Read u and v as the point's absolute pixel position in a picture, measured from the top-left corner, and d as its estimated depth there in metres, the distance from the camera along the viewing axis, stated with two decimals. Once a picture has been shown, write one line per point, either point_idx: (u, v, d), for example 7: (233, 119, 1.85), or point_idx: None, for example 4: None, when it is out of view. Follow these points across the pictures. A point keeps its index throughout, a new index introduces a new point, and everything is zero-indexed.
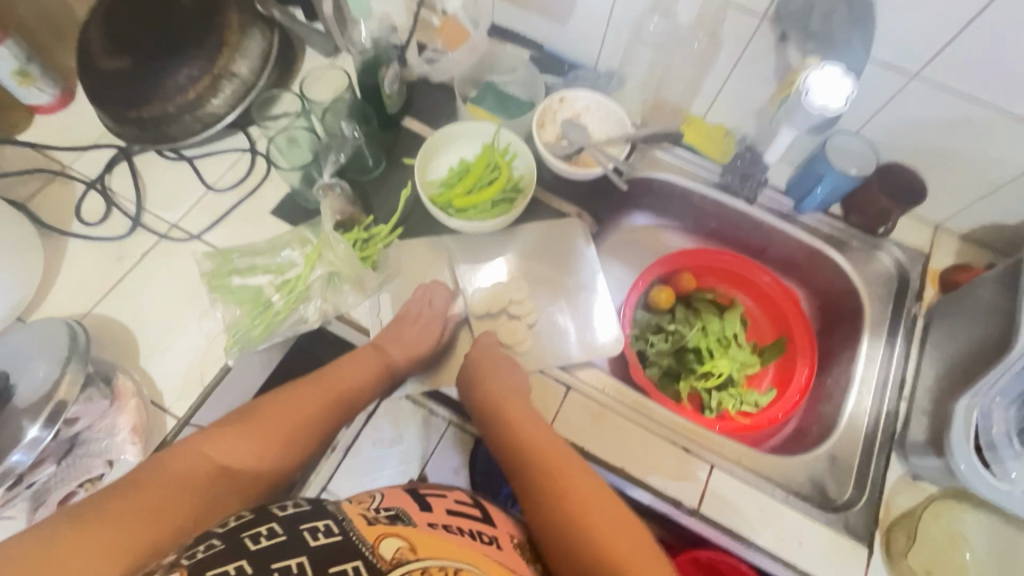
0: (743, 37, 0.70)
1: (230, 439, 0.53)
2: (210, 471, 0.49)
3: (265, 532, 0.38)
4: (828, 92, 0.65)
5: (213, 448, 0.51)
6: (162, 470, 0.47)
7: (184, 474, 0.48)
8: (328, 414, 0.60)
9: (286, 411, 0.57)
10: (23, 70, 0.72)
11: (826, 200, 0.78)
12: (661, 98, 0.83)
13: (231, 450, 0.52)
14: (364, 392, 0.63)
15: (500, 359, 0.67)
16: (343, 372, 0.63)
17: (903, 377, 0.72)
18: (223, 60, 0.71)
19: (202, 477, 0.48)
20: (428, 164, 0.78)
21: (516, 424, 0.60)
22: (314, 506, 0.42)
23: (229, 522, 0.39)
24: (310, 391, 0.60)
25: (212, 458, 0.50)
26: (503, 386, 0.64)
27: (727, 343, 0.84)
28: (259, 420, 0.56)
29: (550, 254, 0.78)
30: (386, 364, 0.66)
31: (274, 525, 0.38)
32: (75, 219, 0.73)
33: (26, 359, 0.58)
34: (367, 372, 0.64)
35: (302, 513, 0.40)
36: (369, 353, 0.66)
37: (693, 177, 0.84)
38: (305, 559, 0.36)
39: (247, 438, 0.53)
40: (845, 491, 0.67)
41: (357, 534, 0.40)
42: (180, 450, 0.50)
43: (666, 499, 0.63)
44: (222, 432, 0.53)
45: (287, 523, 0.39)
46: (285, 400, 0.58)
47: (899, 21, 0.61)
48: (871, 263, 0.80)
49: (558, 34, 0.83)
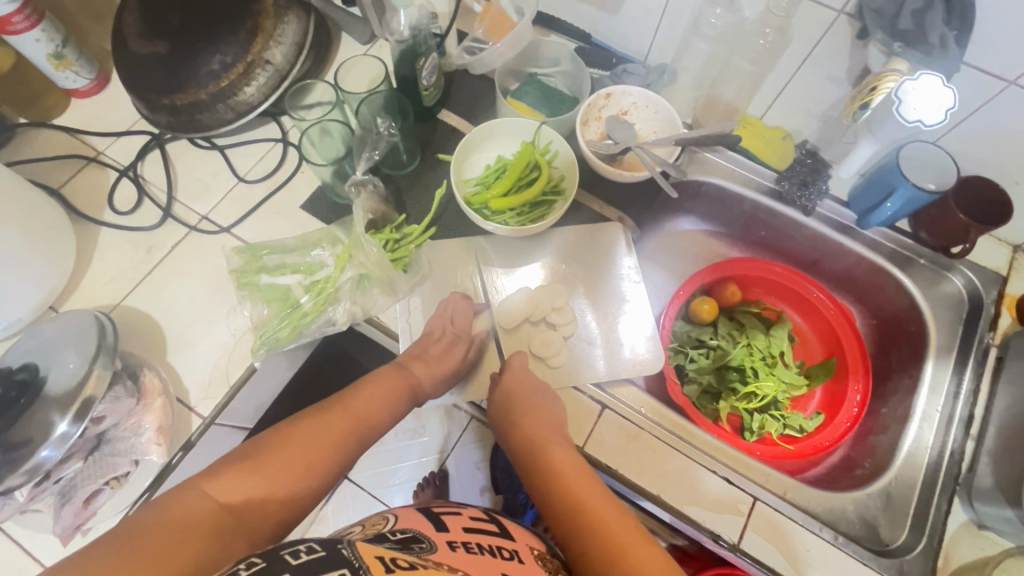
0: (815, 33, 0.64)
1: (238, 477, 0.46)
2: (215, 515, 0.43)
3: (303, 549, 0.36)
4: (925, 104, 0.58)
5: (219, 487, 0.45)
6: (174, 500, 0.43)
7: (187, 517, 0.41)
8: (342, 444, 0.54)
9: (299, 447, 0.51)
10: (59, 52, 0.70)
11: (895, 215, 0.71)
12: (716, 95, 0.77)
13: (238, 489, 0.46)
14: (383, 419, 0.58)
15: (540, 395, 0.62)
16: (362, 399, 0.58)
17: (971, 414, 0.66)
18: (256, 45, 0.67)
19: (206, 519, 0.42)
20: (464, 163, 0.75)
21: (558, 466, 0.56)
22: (330, 551, 0.36)
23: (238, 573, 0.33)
24: (325, 420, 0.54)
25: (218, 499, 0.44)
26: (543, 422, 0.60)
27: (773, 362, 0.79)
28: (280, 441, 0.51)
29: (588, 260, 0.74)
30: (409, 383, 0.61)
31: (312, 543, 0.36)
32: (108, 208, 0.71)
33: (55, 351, 0.57)
34: (386, 394, 0.59)
35: (318, 562, 0.35)
36: (390, 372, 0.61)
37: (745, 182, 0.78)
38: (348, 572, 0.34)
39: (266, 461, 0.49)
40: (899, 534, 0.62)
41: (388, 556, 0.39)
42: (185, 489, 0.44)
43: (704, 531, 0.59)
44: (229, 469, 0.47)
45: (323, 541, 0.37)
46: (299, 432, 0.52)
47: (1001, 20, 0.55)
48: (940, 285, 0.73)
49: (609, 25, 0.79)
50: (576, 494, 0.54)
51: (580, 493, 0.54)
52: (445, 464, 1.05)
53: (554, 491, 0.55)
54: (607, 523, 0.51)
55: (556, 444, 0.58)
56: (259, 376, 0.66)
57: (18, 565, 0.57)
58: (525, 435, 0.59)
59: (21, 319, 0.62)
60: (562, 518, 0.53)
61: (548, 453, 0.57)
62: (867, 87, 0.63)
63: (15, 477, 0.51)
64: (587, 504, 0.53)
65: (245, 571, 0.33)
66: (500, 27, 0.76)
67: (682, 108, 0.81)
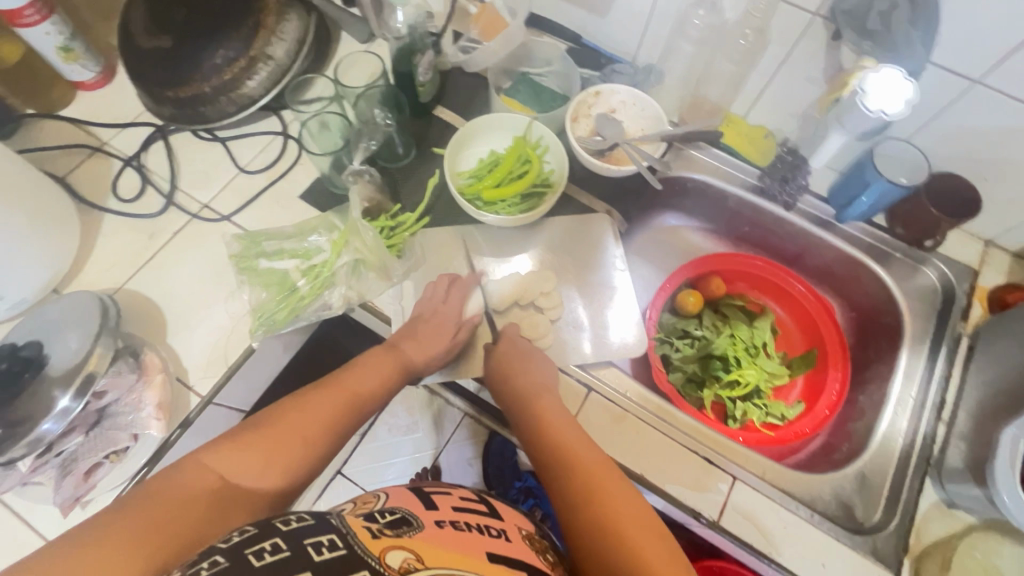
0: (792, 34, 0.68)
1: (234, 451, 0.48)
2: (212, 488, 0.45)
3: (293, 519, 0.38)
4: (886, 97, 0.62)
5: (217, 461, 0.47)
6: (174, 475, 0.45)
7: (184, 491, 0.44)
8: (338, 423, 0.55)
9: (293, 422, 0.53)
10: (67, 46, 0.73)
11: (870, 210, 0.74)
12: (701, 95, 0.81)
13: (236, 462, 0.48)
14: (377, 397, 0.60)
15: (537, 369, 0.64)
16: (355, 379, 0.60)
17: (943, 400, 0.69)
18: (259, 42, 0.70)
19: (203, 494, 0.44)
20: (458, 156, 0.77)
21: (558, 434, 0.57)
22: (318, 520, 0.39)
23: (231, 539, 0.36)
24: (319, 398, 0.56)
25: (216, 472, 0.46)
26: (540, 395, 0.61)
27: (756, 352, 0.81)
28: (276, 420, 0.52)
29: (576, 250, 0.77)
30: (401, 362, 0.63)
31: (301, 514, 0.39)
32: (111, 196, 0.74)
33: (58, 329, 0.59)
34: (379, 375, 0.61)
35: (307, 528, 0.37)
36: (382, 353, 0.63)
37: (728, 178, 0.81)
38: (335, 536, 0.37)
39: (264, 437, 0.50)
40: (873, 514, 0.65)
41: (374, 527, 0.41)
42: (184, 463, 0.46)
43: (685, 509, 0.62)
44: (227, 443, 0.49)
45: (312, 512, 0.40)
46: (294, 409, 0.54)
47: (964, 21, 0.58)
48: (915, 277, 0.76)
49: (598, 26, 0.82)
50: (575, 458, 0.55)
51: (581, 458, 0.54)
52: (438, 459, 1.07)
53: (555, 457, 0.56)
54: (603, 480, 0.52)
55: (555, 414, 0.60)
56: (256, 358, 0.68)
57: (17, 536, 0.58)
58: (525, 406, 0.60)
59: (26, 300, 0.64)
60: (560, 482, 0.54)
61: (544, 421, 0.59)
62: (839, 83, 0.67)
63: (17, 449, 0.53)
64: (588, 468, 0.53)
65: (237, 537, 0.36)
66: (494, 27, 0.79)
67: (669, 107, 0.84)
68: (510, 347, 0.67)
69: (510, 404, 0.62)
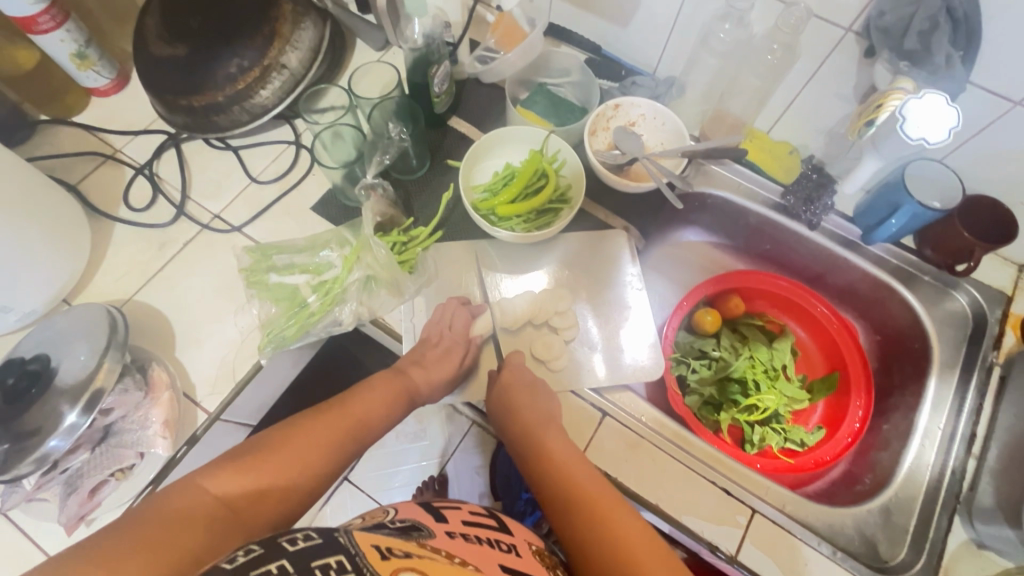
0: (823, 49, 0.65)
1: (234, 473, 0.47)
2: (209, 511, 0.43)
3: (301, 537, 0.36)
4: (929, 123, 0.59)
5: (214, 484, 0.46)
6: (173, 496, 0.43)
7: (180, 514, 0.42)
8: (340, 446, 0.54)
9: (294, 446, 0.51)
10: (82, 53, 0.72)
11: (900, 231, 0.71)
12: (724, 108, 0.77)
13: (236, 486, 0.46)
14: (380, 420, 0.59)
15: (539, 389, 0.63)
16: (358, 403, 0.58)
17: (973, 433, 0.67)
18: (274, 50, 0.69)
19: (203, 516, 0.43)
20: (473, 169, 0.76)
21: (554, 456, 0.57)
22: (327, 538, 0.36)
23: (236, 559, 0.33)
24: (321, 421, 0.55)
25: (215, 494, 0.45)
26: (535, 416, 0.60)
27: (776, 375, 0.78)
28: (276, 443, 0.51)
29: (592, 267, 0.75)
30: (407, 386, 0.62)
31: (309, 532, 0.37)
32: (123, 204, 0.73)
33: (66, 342, 0.58)
34: (384, 397, 0.60)
35: (315, 547, 0.35)
36: (389, 375, 0.62)
37: (750, 195, 0.78)
38: (343, 557, 0.34)
39: (263, 461, 0.49)
40: (898, 550, 0.62)
41: (385, 545, 0.39)
42: (180, 486, 0.45)
43: (702, 542, 0.60)
44: (224, 466, 0.47)
45: (320, 530, 0.37)
46: (295, 431, 0.53)
47: (1007, 42, 0.55)
48: (945, 302, 0.73)
49: (618, 36, 0.80)
50: (573, 481, 0.54)
51: (577, 482, 0.54)
52: (445, 467, 1.05)
53: (562, 485, 0.54)
54: (599, 502, 0.52)
55: (549, 434, 0.59)
56: (264, 373, 0.67)
57: (24, 552, 0.57)
58: (520, 429, 0.59)
59: (35, 311, 0.64)
60: (559, 504, 0.54)
61: (549, 449, 0.57)
62: (873, 104, 0.64)
63: (24, 466, 0.52)
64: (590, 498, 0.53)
65: (242, 558, 0.33)
66: (512, 38, 0.77)
67: (690, 121, 0.82)
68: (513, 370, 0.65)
69: (506, 423, 0.61)
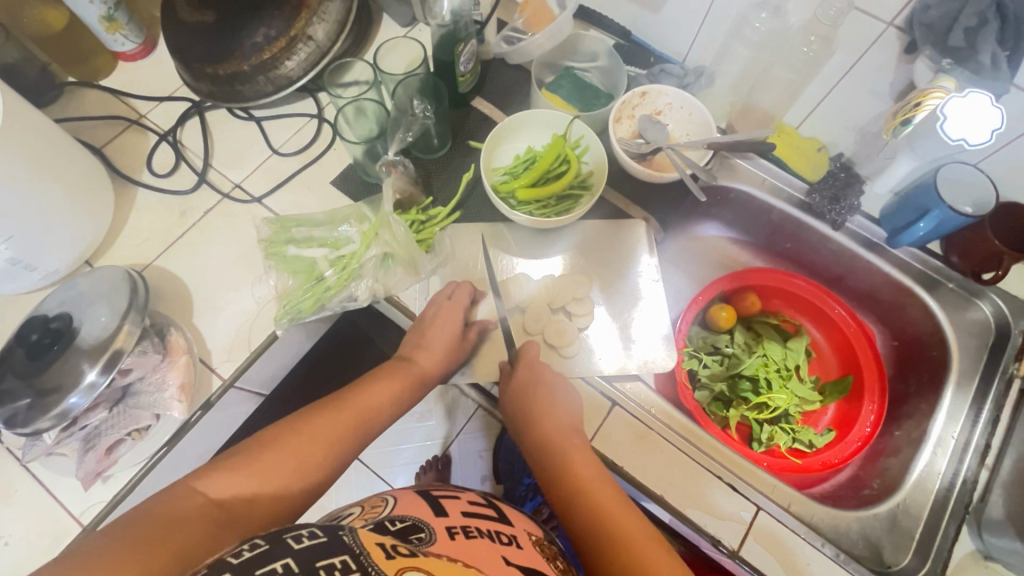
0: (863, 44, 0.64)
1: (228, 474, 0.47)
2: (204, 508, 0.44)
3: (305, 535, 0.37)
4: (969, 124, 0.59)
5: (206, 484, 0.46)
6: (167, 500, 0.44)
7: (173, 514, 0.42)
8: (340, 442, 0.54)
9: (289, 446, 0.51)
10: (111, 15, 0.72)
11: (926, 237, 0.69)
12: (752, 102, 0.76)
13: (230, 485, 0.46)
14: (381, 416, 0.59)
15: (547, 377, 0.64)
16: (363, 396, 0.58)
17: (987, 445, 0.66)
18: (300, 21, 0.68)
19: (196, 515, 0.43)
20: (494, 151, 0.75)
21: (553, 448, 0.59)
22: (331, 537, 0.37)
23: (241, 553, 0.34)
24: (324, 416, 0.55)
25: (207, 494, 0.45)
26: (543, 410, 0.61)
27: (788, 375, 0.78)
28: (271, 441, 0.51)
29: (606, 255, 0.74)
30: (411, 374, 0.62)
31: (313, 529, 0.37)
32: (146, 169, 0.74)
33: (87, 302, 0.58)
34: (386, 392, 0.60)
35: (318, 548, 0.35)
36: (399, 366, 0.63)
37: (775, 193, 0.77)
38: (348, 557, 0.35)
39: (261, 460, 0.49)
40: (903, 556, 0.63)
41: (388, 543, 0.39)
42: (177, 487, 0.45)
43: (705, 535, 0.60)
44: (221, 467, 0.48)
45: (325, 528, 0.38)
46: (293, 431, 0.53)
47: None
48: (967, 311, 0.72)
49: (649, 22, 0.78)
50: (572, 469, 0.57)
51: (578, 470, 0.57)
52: (448, 448, 1.06)
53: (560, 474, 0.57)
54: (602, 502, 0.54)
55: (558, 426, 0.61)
56: (279, 344, 0.68)
57: (41, 506, 0.59)
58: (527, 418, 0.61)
59: (59, 271, 0.65)
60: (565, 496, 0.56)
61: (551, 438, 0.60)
62: (911, 102, 0.63)
63: (45, 420, 0.54)
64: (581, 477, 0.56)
65: (247, 552, 0.34)
66: (540, 19, 0.77)
67: (717, 113, 0.80)
68: (529, 362, 0.65)
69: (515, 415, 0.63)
